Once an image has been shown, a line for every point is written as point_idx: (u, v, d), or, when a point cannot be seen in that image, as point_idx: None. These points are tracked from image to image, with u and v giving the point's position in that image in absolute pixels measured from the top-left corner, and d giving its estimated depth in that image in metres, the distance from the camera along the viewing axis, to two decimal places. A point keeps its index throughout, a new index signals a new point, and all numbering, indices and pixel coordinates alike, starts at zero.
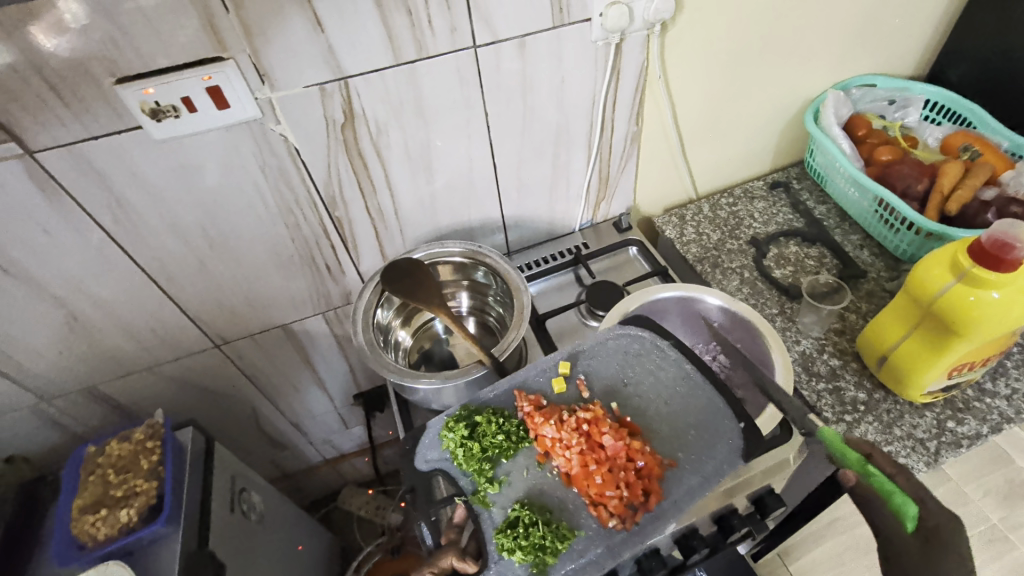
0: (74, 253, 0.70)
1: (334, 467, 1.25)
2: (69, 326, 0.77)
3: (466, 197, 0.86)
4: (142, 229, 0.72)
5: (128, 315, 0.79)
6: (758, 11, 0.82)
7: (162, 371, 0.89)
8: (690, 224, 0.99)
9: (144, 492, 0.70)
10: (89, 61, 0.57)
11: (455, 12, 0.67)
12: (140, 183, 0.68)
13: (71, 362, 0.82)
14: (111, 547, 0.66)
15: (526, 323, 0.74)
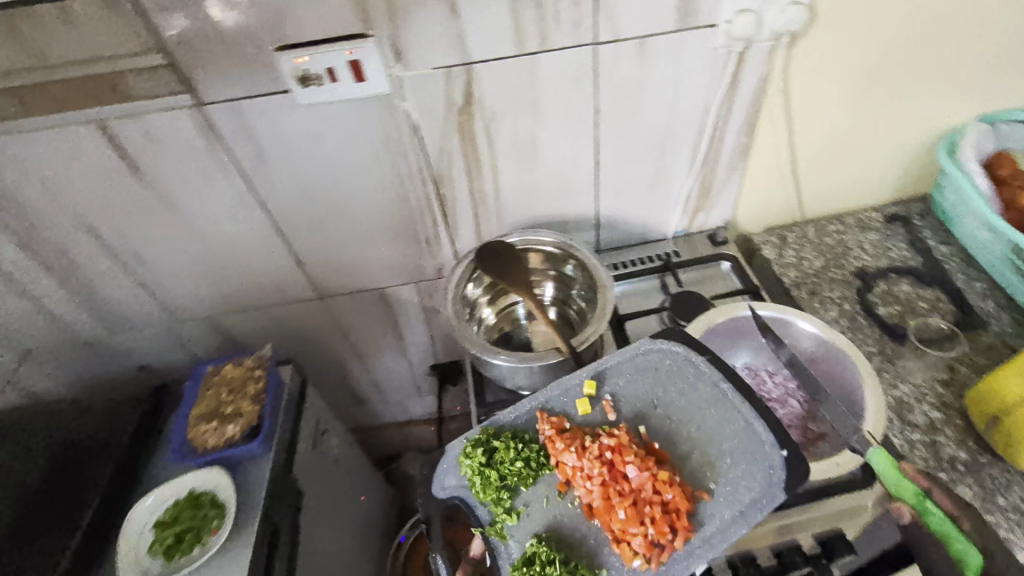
0: (218, 195, 0.80)
1: (401, 429, 1.32)
2: (205, 260, 0.88)
3: (564, 190, 0.88)
4: (276, 182, 0.80)
5: (252, 257, 0.89)
6: (905, 30, 0.76)
7: (272, 312, 0.99)
8: (790, 247, 0.95)
9: (247, 413, 0.79)
10: (259, 28, 0.65)
11: (583, 7, 0.69)
12: (281, 141, 0.76)
13: (201, 292, 0.93)
14: (215, 456, 0.75)
15: (607, 320, 0.74)
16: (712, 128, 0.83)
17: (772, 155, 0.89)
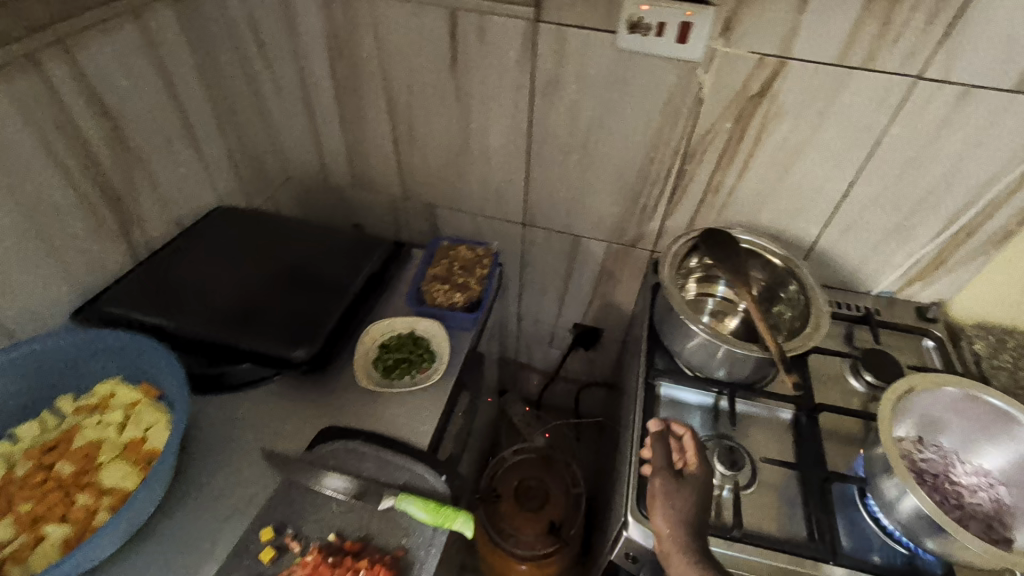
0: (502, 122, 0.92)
1: (519, 369, 1.61)
2: (458, 158, 1.00)
3: (801, 204, 0.92)
4: (556, 104, 0.87)
5: (495, 172, 1.01)
6: None
7: (479, 224, 1.13)
8: (1008, 352, 0.97)
9: (470, 290, 0.81)
10: None
11: (925, 39, 0.70)
12: (582, 76, 0.82)
13: (435, 181, 1.06)
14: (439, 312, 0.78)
15: (826, 322, 0.78)
16: (976, 233, 0.90)
17: (1004, 280, 0.96)
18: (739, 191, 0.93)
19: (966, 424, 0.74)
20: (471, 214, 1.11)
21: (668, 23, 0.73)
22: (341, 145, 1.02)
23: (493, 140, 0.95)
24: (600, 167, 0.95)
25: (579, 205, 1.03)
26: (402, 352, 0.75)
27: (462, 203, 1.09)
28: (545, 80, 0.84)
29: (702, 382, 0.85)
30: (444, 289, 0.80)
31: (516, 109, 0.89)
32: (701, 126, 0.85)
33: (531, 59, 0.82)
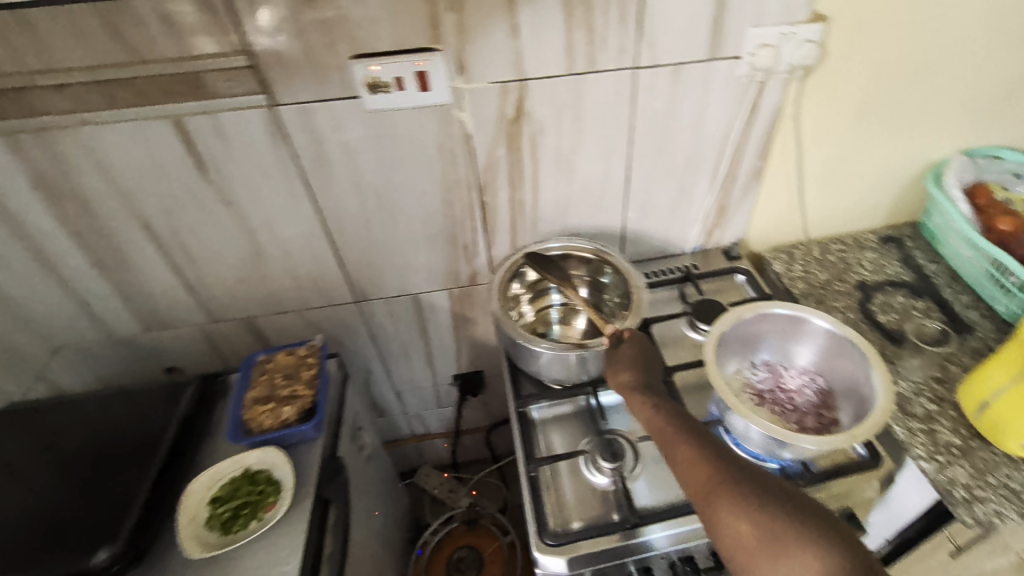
0: (284, 212, 0.86)
1: (419, 443, 1.51)
2: (253, 262, 0.93)
3: (597, 199, 0.99)
4: (332, 182, 0.84)
5: (300, 261, 0.95)
6: (862, 118, 1.00)
7: (307, 316, 1.06)
8: (798, 262, 1.10)
9: (304, 396, 0.75)
10: (334, 21, 0.68)
11: (627, 35, 0.79)
12: (344, 145, 0.80)
13: (240, 292, 0.98)
14: (271, 435, 0.71)
15: (645, 302, 0.83)
16: (737, 176, 1.03)
17: (775, 205, 1.11)
18: (541, 205, 0.97)
19: (775, 337, 0.82)
20: (296, 312, 1.05)
21: (403, 76, 0.74)
22: (113, 288, 0.90)
23: (285, 234, 0.90)
24: (405, 225, 0.94)
25: (403, 266, 1.01)
26: (243, 499, 0.67)
27: (282, 304, 1.02)
28: (311, 161, 0.81)
29: (567, 390, 0.88)
30: (268, 411, 0.74)
31: (292, 197, 0.85)
32: (480, 159, 0.87)
33: (284, 145, 0.78)
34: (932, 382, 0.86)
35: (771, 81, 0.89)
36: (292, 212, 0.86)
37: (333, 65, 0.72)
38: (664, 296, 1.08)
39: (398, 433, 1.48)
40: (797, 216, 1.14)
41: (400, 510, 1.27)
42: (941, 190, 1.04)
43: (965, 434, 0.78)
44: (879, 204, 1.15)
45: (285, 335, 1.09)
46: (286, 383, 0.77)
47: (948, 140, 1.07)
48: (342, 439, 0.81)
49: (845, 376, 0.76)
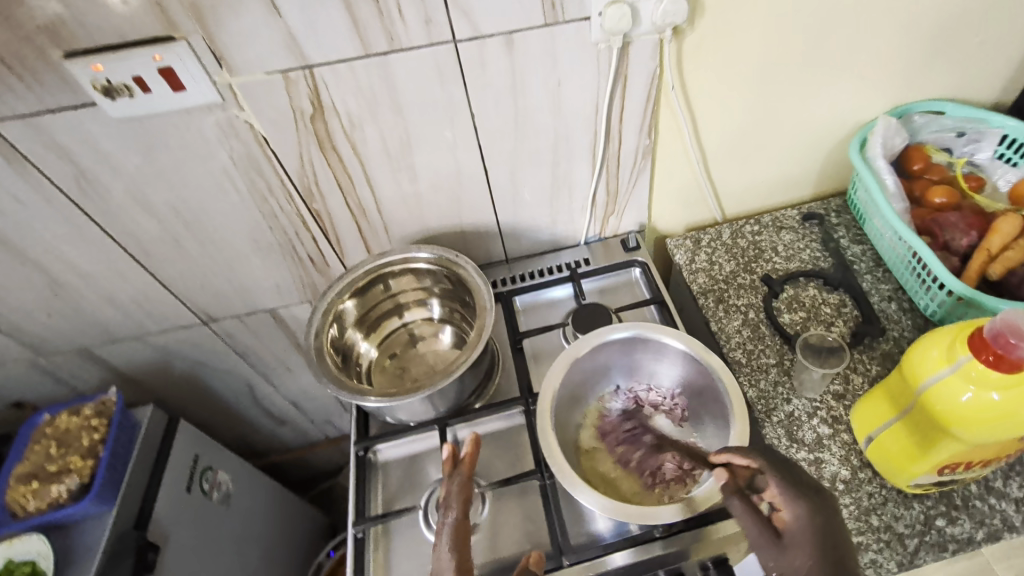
0: (69, 239, 0.83)
1: (337, 446, 1.49)
2: (53, 287, 0.89)
3: (453, 198, 0.89)
4: (109, 198, 0.79)
5: (110, 285, 0.92)
6: (766, 78, 0.84)
7: (150, 341, 1.04)
8: (703, 250, 0.97)
9: (79, 469, 0.76)
10: (24, 18, 0.59)
11: (429, 3, 0.65)
12: (98, 153, 0.73)
13: (60, 324, 0.96)
14: (40, 518, 0.73)
15: (480, 347, 0.76)
16: (622, 155, 0.89)
17: (676, 186, 0.97)
18: (386, 206, 0.88)
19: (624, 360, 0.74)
20: (135, 339, 1.03)
21: (142, 75, 0.64)
22: None
23: (85, 266, 0.87)
24: (225, 243, 0.89)
25: (244, 286, 0.97)
26: None
27: (114, 333, 1.01)
28: (72, 182, 0.76)
29: (413, 430, 0.83)
30: (29, 494, 0.75)
31: (67, 222, 0.80)
32: (290, 159, 0.78)
33: (33, 172, 0.73)
34: (830, 399, 0.73)
35: (635, 43, 0.74)
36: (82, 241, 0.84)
37: (44, 67, 0.62)
38: (553, 298, 0.98)
39: (311, 437, 1.45)
40: (708, 194, 1.00)
41: (300, 523, 1.26)
42: (864, 159, 0.90)
43: (855, 463, 0.67)
44: (804, 176, 1.01)
45: (130, 361, 1.08)
46: (61, 459, 0.78)
47: (876, 97, 0.91)
48: (161, 500, 0.82)
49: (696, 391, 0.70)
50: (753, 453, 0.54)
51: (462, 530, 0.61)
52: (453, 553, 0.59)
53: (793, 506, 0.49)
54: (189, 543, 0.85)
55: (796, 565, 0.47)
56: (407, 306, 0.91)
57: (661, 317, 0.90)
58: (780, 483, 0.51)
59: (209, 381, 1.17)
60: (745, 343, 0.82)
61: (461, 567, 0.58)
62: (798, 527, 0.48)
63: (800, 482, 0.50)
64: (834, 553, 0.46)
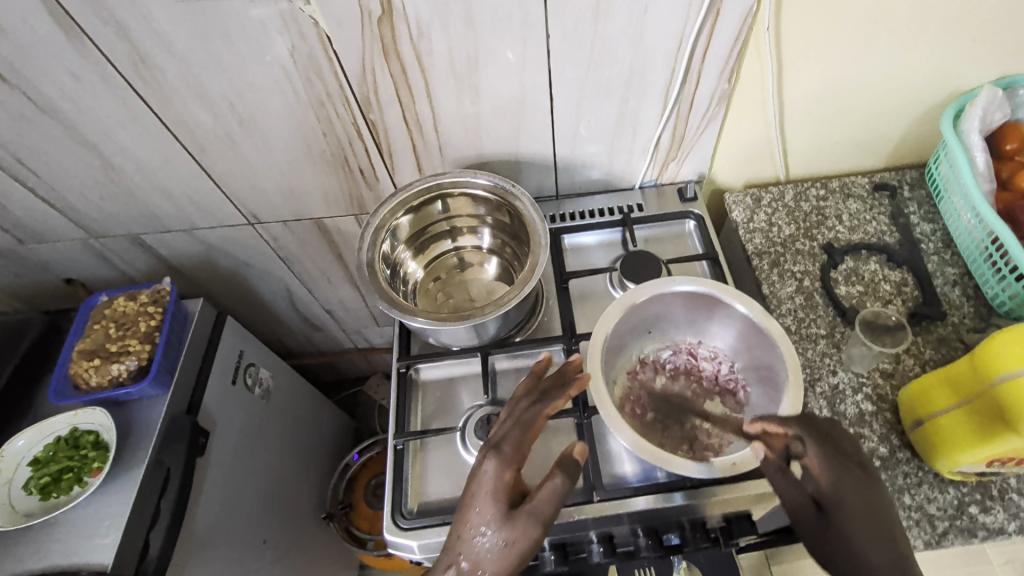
0: (125, 123, 0.81)
1: (365, 356, 1.54)
2: (106, 171, 0.89)
3: (514, 126, 0.86)
4: (167, 87, 0.77)
5: (163, 176, 0.91)
6: (870, 29, 0.77)
7: (197, 236, 1.05)
8: (764, 209, 0.94)
9: (137, 352, 0.79)
10: None
11: None
12: (158, 36, 0.70)
13: (111, 209, 0.97)
14: (102, 393, 0.77)
15: (533, 285, 0.75)
16: (696, 101, 0.84)
17: (747, 138, 0.92)
18: (445, 125, 0.85)
19: (678, 314, 0.76)
20: (183, 231, 1.04)
21: None
22: None
23: (134, 150, 0.86)
24: (277, 147, 0.87)
25: (293, 193, 0.96)
26: (67, 464, 0.74)
27: (166, 223, 1.01)
28: (129, 64, 0.73)
29: (456, 355, 0.85)
30: (91, 369, 0.78)
31: (125, 106, 0.79)
32: (352, 65, 0.75)
33: (91, 50, 0.71)
34: (877, 376, 0.75)
35: None
36: (138, 128, 0.83)
37: None
38: (584, 243, 0.96)
39: (342, 345, 1.50)
40: (777, 150, 0.94)
41: (331, 424, 1.34)
42: (956, 131, 0.83)
43: (894, 442, 0.70)
44: (885, 142, 0.94)
45: (180, 252, 1.09)
46: (118, 339, 0.81)
47: (986, 65, 0.83)
48: (209, 390, 0.86)
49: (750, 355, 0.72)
50: (793, 424, 0.59)
51: (534, 428, 0.65)
52: (516, 429, 0.65)
53: (835, 476, 0.56)
54: (234, 431, 0.91)
55: (833, 534, 0.54)
56: (456, 232, 0.90)
57: (711, 274, 0.89)
58: (826, 458, 0.57)
59: (249, 281, 1.20)
60: (796, 311, 0.82)
61: (518, 443, 0.63)
62: (844, 497, 0.55)
63: (840, 457, 0.57)
64: (878, 524, 0.54)
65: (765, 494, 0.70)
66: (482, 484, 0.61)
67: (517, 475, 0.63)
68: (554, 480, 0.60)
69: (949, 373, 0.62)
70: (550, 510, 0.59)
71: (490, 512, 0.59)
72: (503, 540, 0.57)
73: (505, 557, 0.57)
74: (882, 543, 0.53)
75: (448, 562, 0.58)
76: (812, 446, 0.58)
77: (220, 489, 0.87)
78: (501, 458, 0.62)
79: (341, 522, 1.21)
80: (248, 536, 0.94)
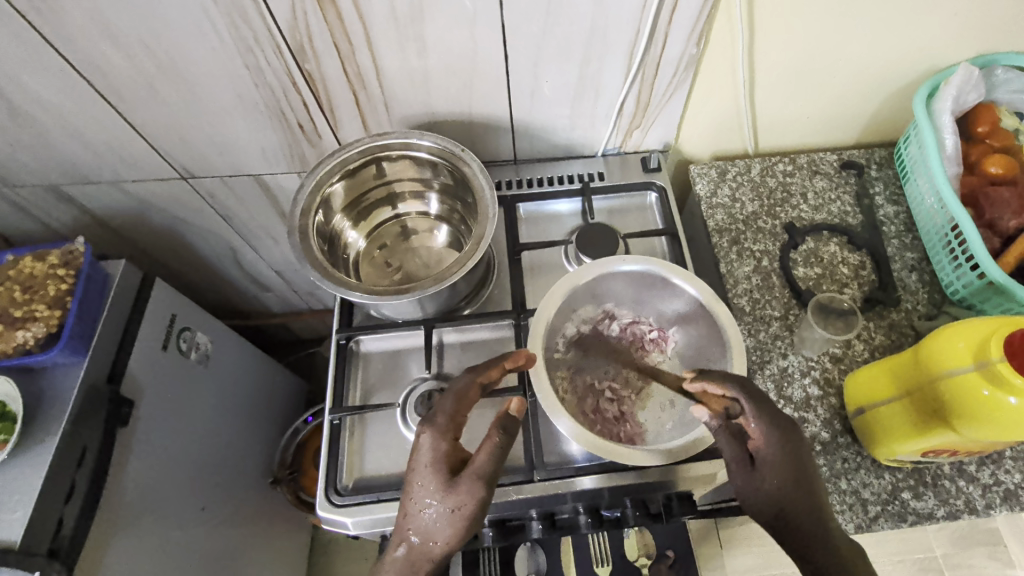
0: (24, 63, 0.72)
1: (320, 318, 1.49)
2: (10, 115, 0.80)
3: (467, 83, 0.79)
4: (69, 24, 0.67)
5: (78, 123, 0.82)
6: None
7: (125, 189, 0.97)
8: (727, 183, 0.90)
9: (45, 319, 0.74)
10: None
11: None
12: None
13: (23, 157, 0.88)
14: (4, 362, 0.72)
15: (477, 257, 0.70)
16: (661, 65, 0.78)
17: (715, 107, 0.87)
18: (390, 79, 0.78)
19: (628, 293, 0.73)
20: (108, 184, 0.95)
21: None
22: None
23: (39, 92, 0.77)
24: (204, 96, 0.79)
25: (228, 148, 0.88)
26: None
27: (88, 175, 0.93)
28: None
29: (399, 327, 0.81)
30: None
31: (21, 43, 0.69)
32: (281, 7, 0.67)
33: None
34: (826, 361, 0.74)
35: None
36: (41, 69, 0.73)
37: None
38: (558, 211, 0.91)
39: (296, 306, 1.44)
40: (745, 122, 0.90)
41: (282, 389, 1.30)
42: (928, 110, 0.80)
43: (837, 427, 0.69)
44: (856, 118, 0.91)
45: (107, 206, 1.01)
46: (24, 304, 0.76)
47: (965, 41, 0.79)
48: (134, 358, 0.80)
49: (699, 340, 0.70)
50: (731, 385, 0.57)
51: (469, 395, 0.62)
52: (449, 398, 0.61)
53: (770, 435, 0.54)
54: (166, 400, 0.87)
55: (765, 495, 0.53)
56: (402, 196, 0.85)
57: (669, 249, 0.86)
58: (761, 417, 0.54)
59: (189, 239, 1.12)
60: (751, 291, 0.80)
61: (452, 410, 0.60)
62: (777, 459, 0.53)
63: (774, 414, 0.54)
64: (807, 484, 0.53)
65: (708, 476, 0.69)
66: (420, 457, 0.57)
67: (457, 443, 0.59)
68: (492, 438, 0.56)
69: (896, 361, 0.61)
70: (491, 468, 0.56)
71: (431, 484, 0.55)
72: (448, 508, 0.54)
73: (453, 526, 0.54)
74: (805, 498, 0.52)
75: (399, 537, 0.56)
76: (749, 404, 0.55)
77: (149, 459, 0.83)
78: (435, 430, 0.58)
79: (289, 486, 1.16)
80: (185, 505, 0.91)
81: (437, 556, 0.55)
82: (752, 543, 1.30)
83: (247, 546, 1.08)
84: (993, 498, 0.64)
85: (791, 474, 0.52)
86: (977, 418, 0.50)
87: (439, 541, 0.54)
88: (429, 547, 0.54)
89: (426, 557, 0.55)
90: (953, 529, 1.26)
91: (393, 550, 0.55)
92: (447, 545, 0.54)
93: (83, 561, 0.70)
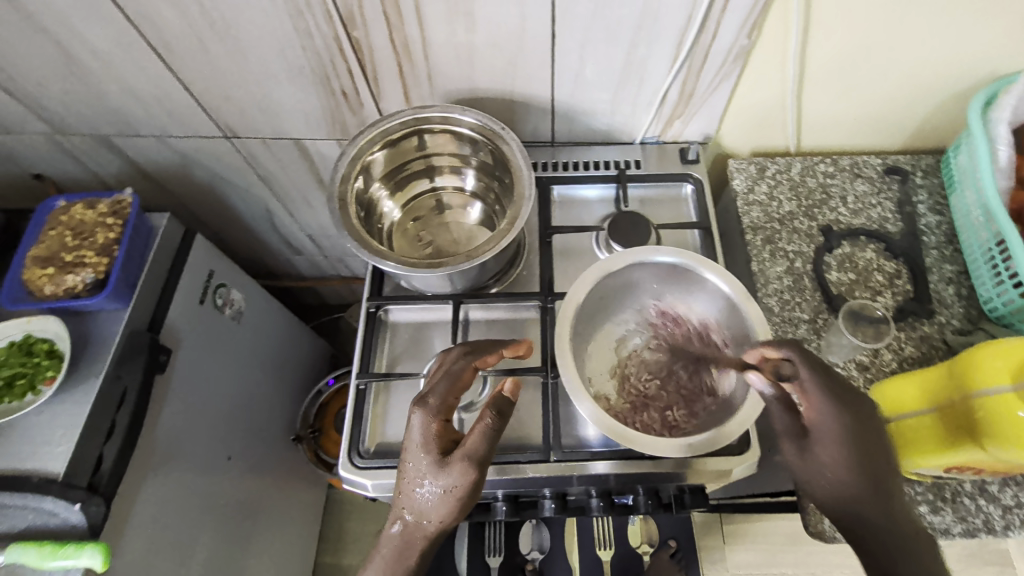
0: (83, 13, 0.74)
1: (346, 284, 1.51)
2: (66, 63, 0.82)
3: (511, 62, 0.79)
4: None
5: (129, 75, 0.84)
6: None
7: (169, 144, 0.99)
8: (767, 180, 0.88)
9: (94, 264, 0.77)
10: None
11: None
12: None
13: (76, 105, 0.91)
14: (55, 303, 0.76)
15: (511, 238, 0.70)
16: (710, 54, 0.77)
17: (760, 102, 0.85)
18: (435, 52, 0.78)
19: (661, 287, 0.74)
20: (154, 137, 0.97)
21: None
22: None
23: (96, 42, 0.78)
24: (253, 57, 0.80)
25: (272, 111, 0.90)
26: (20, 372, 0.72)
27: (136, 127, 0.95)
28: None
29: (427, 300, 0.83)
30: (45, 278, 0.77)
31: None
32: None
33: None
34: (852, 367, 0.73)
35: None
36: (98, 20, 0.75)
37: None
38: (588, 197, 0.91)
39: (324, 271, 1.47)
40: (790, 119, 0.88)
41: (306, 351, 1.33)
42: (984, 120, 0.77)
43: None
44: (907, 122, 0.88)
45: (151, 159, 1.03)
46: (73, 248, 0.79)
47: None
48: (173, 309, 0.84)
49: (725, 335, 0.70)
50: (786, 348, 0.57)
51: (461, 379, 0.63)
52: (443, 380, 0.62)
53: (825, 406, 0.54)
54: (201, 354, 0.90)
55: (822, 470, 0.53)
56: (438, 170, 0.86)
57: (702, 244, 0.85)
58: (824, 390, 0.54)
59: (226, 197, 1.15)
60: (782, 292, 0.79)
61: (446, 392, 0.61)
62: (835, 430, 0.53)
63: (834, 386, 0.55)
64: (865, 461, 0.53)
65: (722, 471, 0.70)
66: (412, 437, 0.59)
67: (449, 425, 0.61)
68: (484, 420, 0.58)
69: (927, 375, 0.60)
70: (483, 450, 0.57)
71: (424, 463, 0.57)
72: (440, 487, 0.56)
73: (447, 505, 0.56)
74: (869, 484, 0.52)
75: (395, 514, 0.58)
76: (805, 374, 0.55)
77: (182, 409, 0.87)
78: (427, 411, 0.60)
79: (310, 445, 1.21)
80: (213, 454, 0.95)
81: (432, 534, 0.57)
82: (755, 542, 1.31)
83: (266, 498, 1.13)
84: (1014, 519, 0.64)
85: (848, 448, 0.53)
86: (1007, 439, 0.50)
87: (433, 520, 0.56)
88: (422, 526, 0.57)
89: (420, 535, 0.57)
90: (962, 547, 1.25)
91: (389, 527, 0.58)
92: (440, 523, 0.56)
93: (119, 498, 0.74)
